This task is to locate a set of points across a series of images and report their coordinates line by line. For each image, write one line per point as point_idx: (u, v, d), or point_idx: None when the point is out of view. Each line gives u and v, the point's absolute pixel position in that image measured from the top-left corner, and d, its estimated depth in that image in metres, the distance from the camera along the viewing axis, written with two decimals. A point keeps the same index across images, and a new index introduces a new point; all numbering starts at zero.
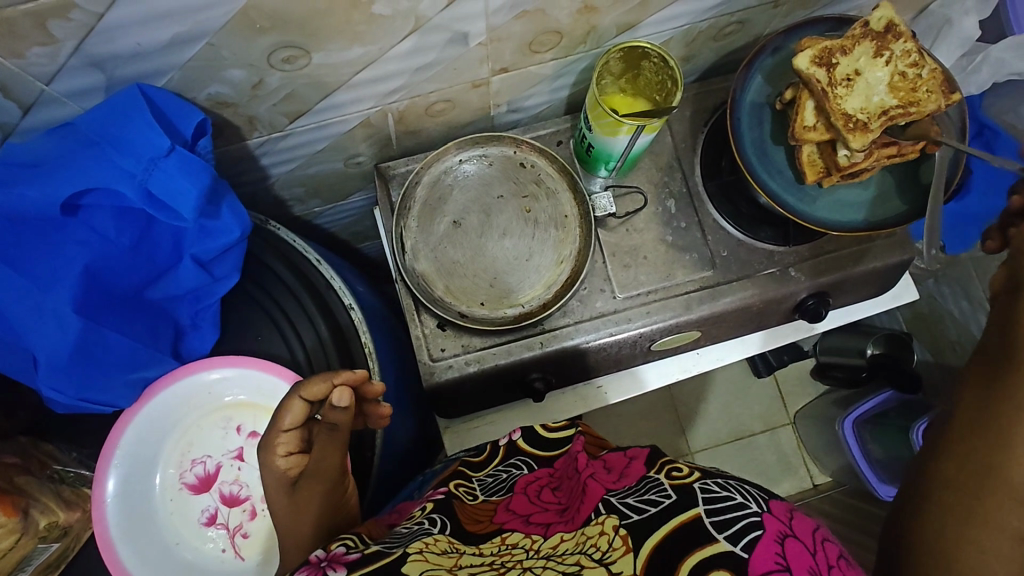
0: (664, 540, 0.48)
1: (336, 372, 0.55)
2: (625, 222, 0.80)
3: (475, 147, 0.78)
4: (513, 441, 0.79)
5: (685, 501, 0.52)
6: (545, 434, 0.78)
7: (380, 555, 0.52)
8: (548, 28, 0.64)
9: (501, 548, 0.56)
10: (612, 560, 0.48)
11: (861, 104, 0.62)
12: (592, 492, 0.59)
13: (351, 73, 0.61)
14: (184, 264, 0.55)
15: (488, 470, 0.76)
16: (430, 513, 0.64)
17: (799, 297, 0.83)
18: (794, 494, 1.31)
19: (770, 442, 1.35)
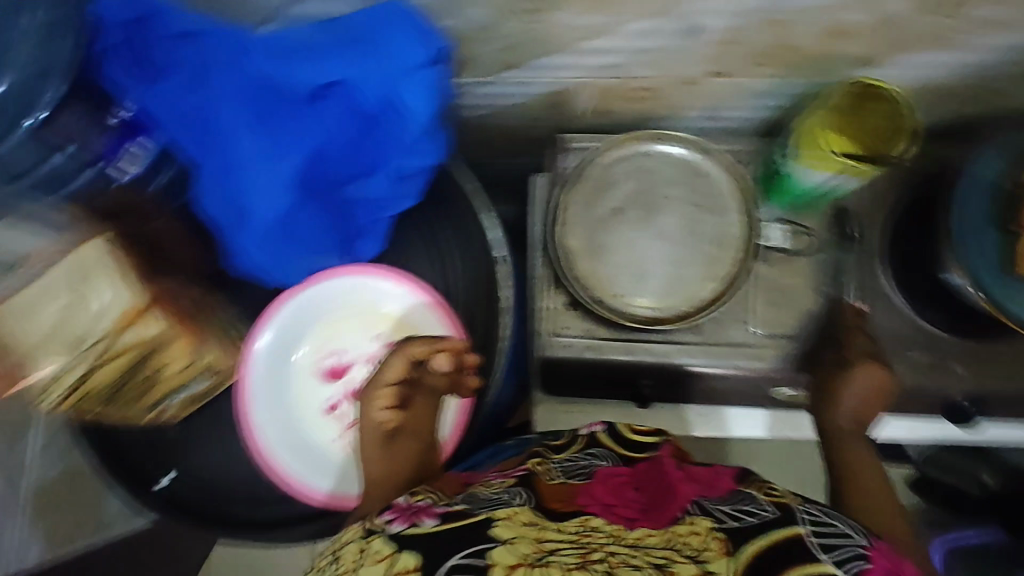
0: (764, 547, 0.49)
1: (437, 338, 0.62)
2: (788, 260, 0.77)
3: (660, 143, 0.77)
4: (595, 432, 0.76)
5: (786, 518, 0.53)
6: (631, 436, 0.75)
7: (464, 515, 0.54)
8: (783, 44, 0.62)
9: (583, 529, 0.54)
10: (705, 560, 0.49)
11: None
12: (682, 496, 0.59)
13: (578, 38, 0.62)
14: (381, 174, 0.59)
15: (567, 455, 0.73)
16: (510, 487, 0.63)
17: (951, 396, 0.76)
18: None
19: None
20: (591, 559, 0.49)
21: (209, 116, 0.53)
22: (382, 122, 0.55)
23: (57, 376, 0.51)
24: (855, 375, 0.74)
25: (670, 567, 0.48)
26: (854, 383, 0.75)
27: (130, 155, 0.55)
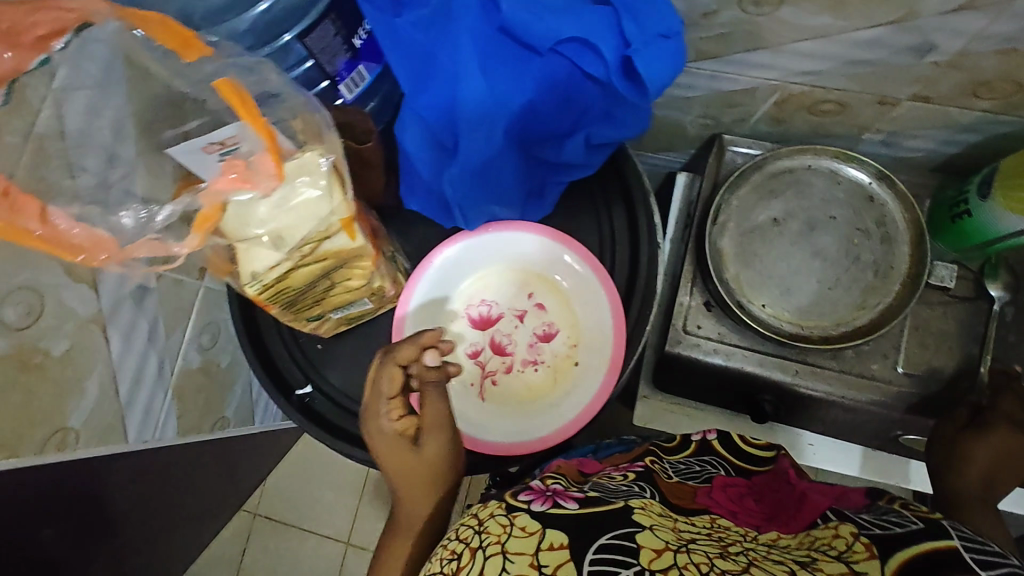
0: (916, 557, 0.43)
1: (419, 335, 0.56)
2: (946, 304, 0.74)
3: (836, 160, 0.75)
4: (707, 439, 0.74)
5: (937, 530, 0.46)
6: (744, 449, 0.73)
7: (603, 500, 0.53)
8: (1012, 77, 0.59)
9: (712, 525, 0.53)
10: (852, 560, 0.44)
11: None
12: (816, 504, 0.56)
13: (794, 38, 0.60)
14: (576, 138, 0.60)
15: (679, 457, 0.71)
16: (635, 481, 0.61)
17: None
18: None
19: None
20: (731, 551, 0.47)
21: (435, 53, 0.53)
22: (605, 86, 0.55)
23: (260, 272, 0.51)
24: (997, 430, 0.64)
25: (816, 564, 0.44)
26: (978, 450, 0.62)
27: (355, 79, 0.57)
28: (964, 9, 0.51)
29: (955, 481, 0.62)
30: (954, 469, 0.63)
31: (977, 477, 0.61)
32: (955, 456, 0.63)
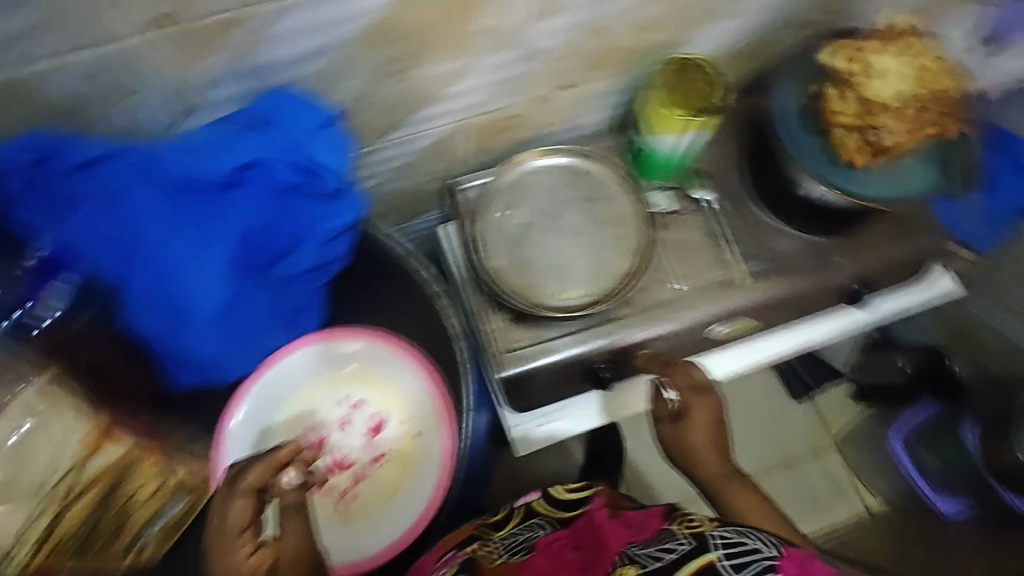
0: None
1: (275, 451, 0.53)
2: (677, 220, 0.86)
3: (538, 158, 0.84)
4: (530, 504, 0.77)
5: (700, 549, 0.52)
6: (564, 498, 0.76)
7: None
8: (607, 48, 0.74)
9: None
10: None
11: (893, 87, 0.68)
12: (610, 547, 0.59)
13: (443, 86, 0.71)
14: (307, 244, 0.62)
15: (505, 532, 0.72)
16: None
17: (847, 287, 0.88)
18: (850, 518, 1.25)
19: (824, 468, 1.29)
20: None
21: (135, 235, 0.54)
22: (312, 191, 0.60)
23: (19, 531, 0.48)
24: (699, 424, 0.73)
25: None
26: (697, 441, 0.71)
27: (55, 291, 0.55)
28: (546, 15, 0.65)
29: (699, 477, 0.72)
30: (695, 463, 0.72)
31: (713, 462, 0.71)
32: (681, 452, 0.73)
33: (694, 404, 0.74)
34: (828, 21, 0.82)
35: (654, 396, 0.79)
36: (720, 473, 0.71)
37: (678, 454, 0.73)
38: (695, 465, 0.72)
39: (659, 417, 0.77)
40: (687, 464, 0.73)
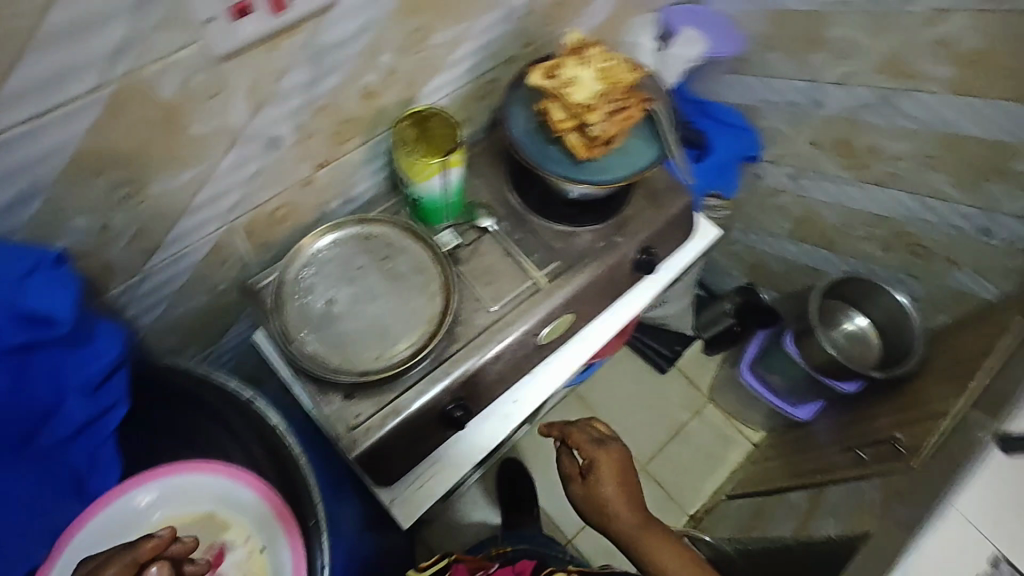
0: None
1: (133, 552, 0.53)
2: (472, 248, 0.92)
3: (325, 235, 0.86)
4: None
5: None
6: None
7: None
8: (345, 119, 0.77)
9: None
10: None
11: (588, 90, 0.77)
12: None
13: (189, 197, 0.68)
14: (70, 399, 0.59)
15: None
16: None
17: (631, 256, 0.96)
18: (742, 458, 1.60)
19: (701, 425, 1.65)
20: None
21: None
22: (55, 339, 0.56)
23: None
24: (608, 480, 0.90)
25: None
26: (608, 494, 0.89)
27: None
28: (260, 109, 0.65)
29: (619, 526, 0.88)
30: (613, 515, 0.88)
31: (623, 511, 0.88)
32: (602, 508, 0.89)
33: (598, 463, 0.92)
34: (535, 51, 0.94)
35: (569, 466, 0.96)
36: (633, 518, 0.88)
37: (597, 509, 0.90)
38: (612, 515, 0.88)
39: (577, 480, 0.94)
40: (608, 518, 0.89)
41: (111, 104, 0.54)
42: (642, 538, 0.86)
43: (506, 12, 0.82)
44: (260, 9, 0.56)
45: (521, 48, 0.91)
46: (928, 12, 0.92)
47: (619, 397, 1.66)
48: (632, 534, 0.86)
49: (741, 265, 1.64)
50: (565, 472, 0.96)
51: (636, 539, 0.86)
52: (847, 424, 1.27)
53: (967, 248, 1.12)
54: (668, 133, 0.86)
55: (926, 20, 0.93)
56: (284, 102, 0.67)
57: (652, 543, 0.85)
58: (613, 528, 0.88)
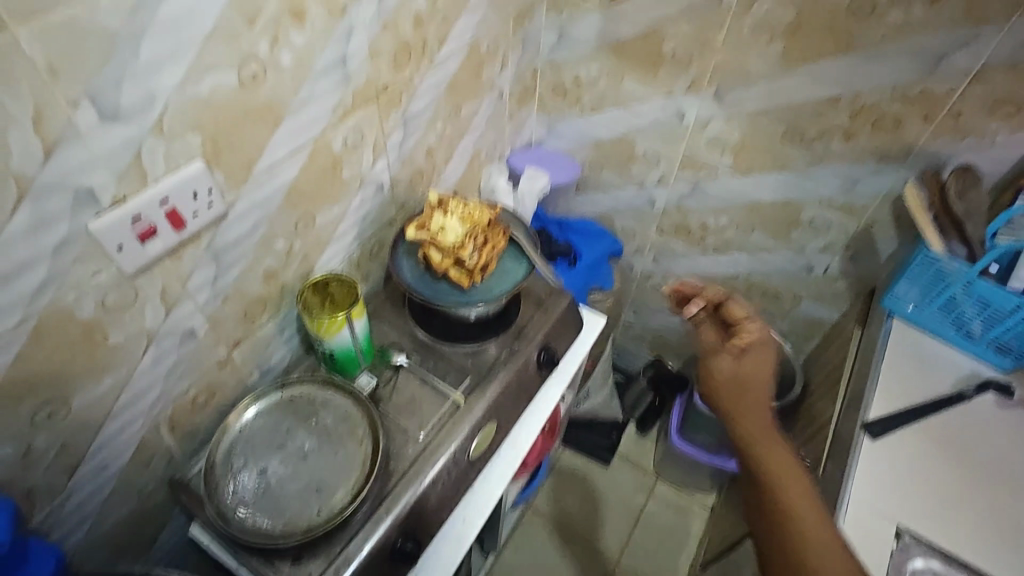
0: None
1: None
2: (392, 382, 1.00)
3: (250, 407, 0.91)
4: None
5: None
6: None
7: None
8: (252, 300, 0.86)
9: None
10: None
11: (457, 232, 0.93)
12: None
13: (111, 403, 0.73)
14: None
15: None
16: None
17: (535, 356, 1.07)
18: (704, 525, 1.64)
19: (657, 504, 1.69)
20: None
21: None
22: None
23: None
24: (751, 365, 0.88)
25: None
26: (757, 367, 0.88)
27: None
28: (172, 308, 0.73)
29: (739, 423, 0.86)
30: (737, 409, 0.86)
31: (750, 404, 0.86)
32: (738, 385, 0.87)
33: (764, 344, 0.91)
34: (409, 209, 1.12)
35: (714, 344, 0.94)
36: (763, 417, 0.85)
37: (733, 390, 0.87)
38: (740, 409, 0.86)
39: (732, 352, 0.90)
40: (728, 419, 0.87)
41: (34, 335, 0.60)
42: (763, 440, 0.83)
43: (377, 186, 1.00)
44: (164, 230, 0.66)
45: (397, 210, 1.09)
46: (696, 122, 1.21)
47: (574, 498, 1.69)
48: (749, 434, 0.84)
49: (644, 342, 1.82)
50: (709, 347, 0.94)
51: (755, 437, 0.83)
52: (771, 459, 1.39)
53: (802, 282, 1.36)
54: (531, 248, 1.02)
55: (700, 127, 1.22)
56: (194, 298, 0.76)
57: (768, 449, 0.82)
58: (732, 425, 0.86)
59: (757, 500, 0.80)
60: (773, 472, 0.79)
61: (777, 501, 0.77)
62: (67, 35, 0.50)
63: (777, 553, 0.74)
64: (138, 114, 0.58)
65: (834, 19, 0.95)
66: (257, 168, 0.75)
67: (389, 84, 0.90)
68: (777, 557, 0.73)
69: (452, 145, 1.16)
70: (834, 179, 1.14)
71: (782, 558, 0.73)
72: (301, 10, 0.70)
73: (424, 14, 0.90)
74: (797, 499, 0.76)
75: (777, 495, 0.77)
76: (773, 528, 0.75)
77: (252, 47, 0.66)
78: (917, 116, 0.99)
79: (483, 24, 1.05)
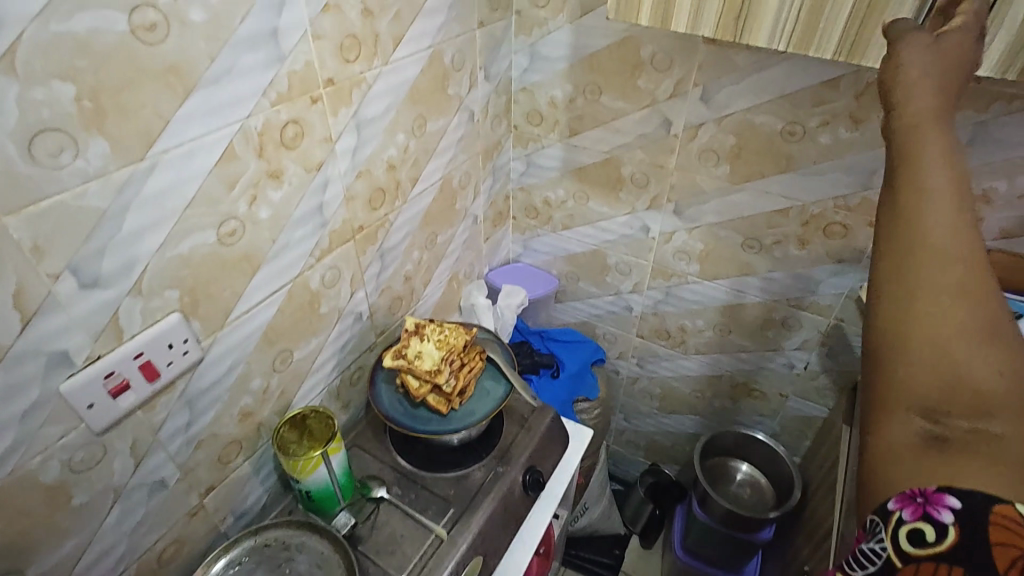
0: None
1: None
2: (372, 519, 0.96)
3: (220, 557, 0.86)
4: None
5: None
6: None
7: None
8: (227, 443, 0.85)
9: None
10: None
11: (433, 358, 0.94)
12: None
13: (70, 566, 0.69)
14: None
15: None
16: None
17: (520, 479, 1.03)
18: None
19: None
20: None
21: None
22: None
23: None
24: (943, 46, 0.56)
25: None
26: (918, 65, 0.54)
27: None
28: (141, 460, 0.72)
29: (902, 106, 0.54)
30: (895, 94, 0.55)
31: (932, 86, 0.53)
32: (892, 88, 0.55)
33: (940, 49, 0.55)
34: (389, 334, 1.14)
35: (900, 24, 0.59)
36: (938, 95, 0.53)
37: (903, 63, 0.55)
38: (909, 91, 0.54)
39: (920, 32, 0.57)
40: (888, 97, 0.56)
41: None
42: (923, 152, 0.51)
43: (356, 316, 1.03)
44: (137, 383, 0.67)
45: (377, 336, 1.11)
46: (661, 235, 1.28)
47: None
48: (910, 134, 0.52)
49: (639, 448, 1.77)
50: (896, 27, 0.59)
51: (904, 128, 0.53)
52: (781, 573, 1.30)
53: (786, 380, 1.36)
54: (509, 368, 1.03)
55: (665, 239, 1.29)
56: (165, 447, 0.75)
57: (917, 136, 0.52)
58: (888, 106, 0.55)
59: (883, 200, 0.53)
60: (910, 188, 0.50)
61: (906, 202, 0.50)
62: (54, 218, 0.54)
63: (881, 258, 0.52)
64: (116, 279, 0.62)
65: (770, 143, 1.05)
66: (234, 313, 0.78)
67: (364, 224, 0.96)
68: (886, 277, 0.51)
69: (430, 271, 1.21)
70: (797, 281, 1.19)
71: (889, 267, 0.51)
72: (279, 171, 0.76)
73: (397, 160, 0.98)
74: (940, 189, 0.49)
75: (912, 217, 0.50)
76: (896, 239, 0.50)
77: (230, 207, 0.72)
78: (862, 222, 1.05)
79: (453, 161, 1.14)
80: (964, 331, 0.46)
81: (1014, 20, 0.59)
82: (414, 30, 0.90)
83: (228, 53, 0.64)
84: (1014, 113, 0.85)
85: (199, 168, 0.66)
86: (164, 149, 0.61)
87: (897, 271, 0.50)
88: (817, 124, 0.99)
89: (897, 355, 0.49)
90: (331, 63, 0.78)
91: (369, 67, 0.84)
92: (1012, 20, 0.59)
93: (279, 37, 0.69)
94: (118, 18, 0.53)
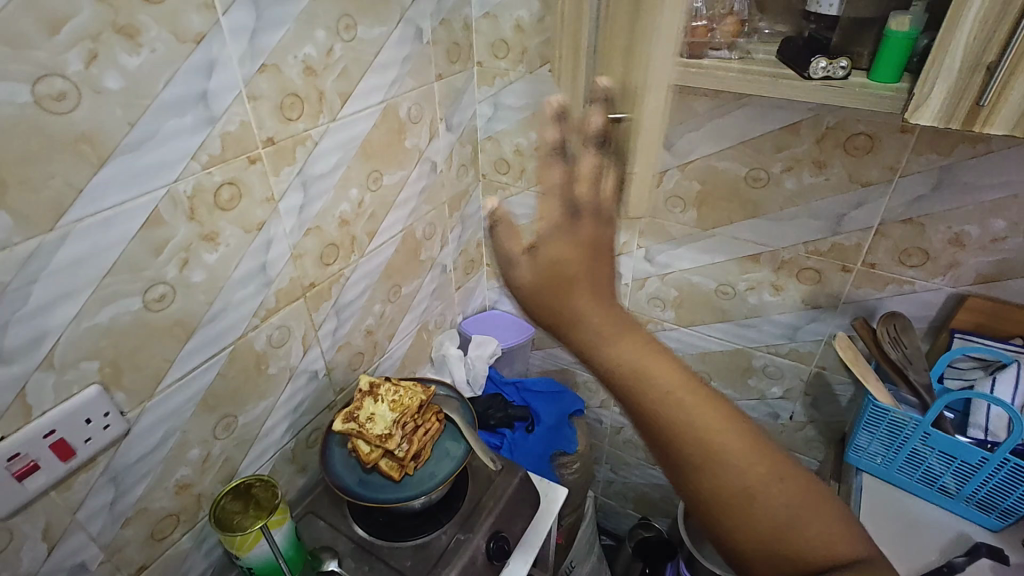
0: None
1: None
2: None
3: None
4: None
5: None
6: None
7: None
8: (161, 517, 0.80)
9: None
10: None
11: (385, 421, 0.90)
12: None
13: None
14: None
15: None
16: None
17: (482, 548, 0.96)
18: None
19: None
20: None
21: None
22: None
23: None
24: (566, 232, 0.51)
25: None
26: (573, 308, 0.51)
27: None
28: (57, 542, 0.68)
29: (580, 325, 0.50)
30: (565, 317, 0.51)
31: (596, 295, 0.51)
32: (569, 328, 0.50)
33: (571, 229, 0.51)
34: (350, 392, 1.10)
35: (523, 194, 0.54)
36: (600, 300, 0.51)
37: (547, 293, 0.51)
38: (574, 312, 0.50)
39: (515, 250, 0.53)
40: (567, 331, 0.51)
41: None
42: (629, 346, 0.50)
43: (310, 375, 0.99)
44: (48, 463, 0.63)
45: (336, 394, 1.07)
46: (634, 282, 1.25)
47: None
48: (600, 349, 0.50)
49: (628, 501, 1.69)
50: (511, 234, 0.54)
51: (592, 339, 0.50)
52: None
53: (772, 431, 1.29)
54: (468, 427, 0.98)
55: (638, 286, 1.25)
56: (86, 527, 0.70)
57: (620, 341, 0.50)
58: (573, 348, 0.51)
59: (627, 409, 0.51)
60: (647, 389, 0.49)
61: (652, 406, 0.48)
62: None
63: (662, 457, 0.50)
64: (23, 354, 0.59)
65: (736, 189, 1.02)
66: (166, 381, 0.74)
67: (316, 280, 0.93)
68: (682, 473, 0.48)
69: (394, 324, 1.17)
70: (774, 328, 1.15)
71: (687, 472, 0.48)
72: (214, 233, 0.74)
73: (350, 216, 0.96)
74: (673, 388, 0.49)
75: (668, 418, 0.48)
76: (667, 440, 0.48)
77: (157, 272, 0.69)
78: (835, 268, 1.01)
79: (415, 213, 1.12)
80: (777, 496, 0.47)
81: (951, 70, 0.57)
82: (364, 87, 0.90)
83: (150, 119, 0.62)
84: (978, 156, 0.82)
85: (119, 236, 0.63)
86: (78, 219, 0.59)
87: (696, 470, 0.47)
88: (781, 169, 0.96)
89: (741, 511, 0.47)
90: (270, 123, 0.76)
91: (313, 125, 0.83)
92: (949, 69, 0.57)
93: (209, 100, 0.68)
94: (19, 90, 0.52)
